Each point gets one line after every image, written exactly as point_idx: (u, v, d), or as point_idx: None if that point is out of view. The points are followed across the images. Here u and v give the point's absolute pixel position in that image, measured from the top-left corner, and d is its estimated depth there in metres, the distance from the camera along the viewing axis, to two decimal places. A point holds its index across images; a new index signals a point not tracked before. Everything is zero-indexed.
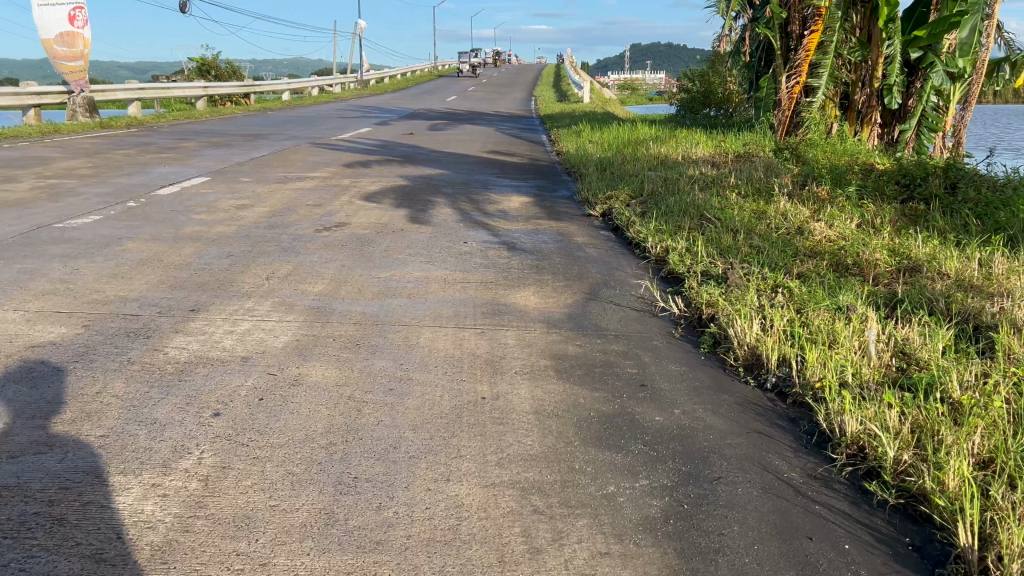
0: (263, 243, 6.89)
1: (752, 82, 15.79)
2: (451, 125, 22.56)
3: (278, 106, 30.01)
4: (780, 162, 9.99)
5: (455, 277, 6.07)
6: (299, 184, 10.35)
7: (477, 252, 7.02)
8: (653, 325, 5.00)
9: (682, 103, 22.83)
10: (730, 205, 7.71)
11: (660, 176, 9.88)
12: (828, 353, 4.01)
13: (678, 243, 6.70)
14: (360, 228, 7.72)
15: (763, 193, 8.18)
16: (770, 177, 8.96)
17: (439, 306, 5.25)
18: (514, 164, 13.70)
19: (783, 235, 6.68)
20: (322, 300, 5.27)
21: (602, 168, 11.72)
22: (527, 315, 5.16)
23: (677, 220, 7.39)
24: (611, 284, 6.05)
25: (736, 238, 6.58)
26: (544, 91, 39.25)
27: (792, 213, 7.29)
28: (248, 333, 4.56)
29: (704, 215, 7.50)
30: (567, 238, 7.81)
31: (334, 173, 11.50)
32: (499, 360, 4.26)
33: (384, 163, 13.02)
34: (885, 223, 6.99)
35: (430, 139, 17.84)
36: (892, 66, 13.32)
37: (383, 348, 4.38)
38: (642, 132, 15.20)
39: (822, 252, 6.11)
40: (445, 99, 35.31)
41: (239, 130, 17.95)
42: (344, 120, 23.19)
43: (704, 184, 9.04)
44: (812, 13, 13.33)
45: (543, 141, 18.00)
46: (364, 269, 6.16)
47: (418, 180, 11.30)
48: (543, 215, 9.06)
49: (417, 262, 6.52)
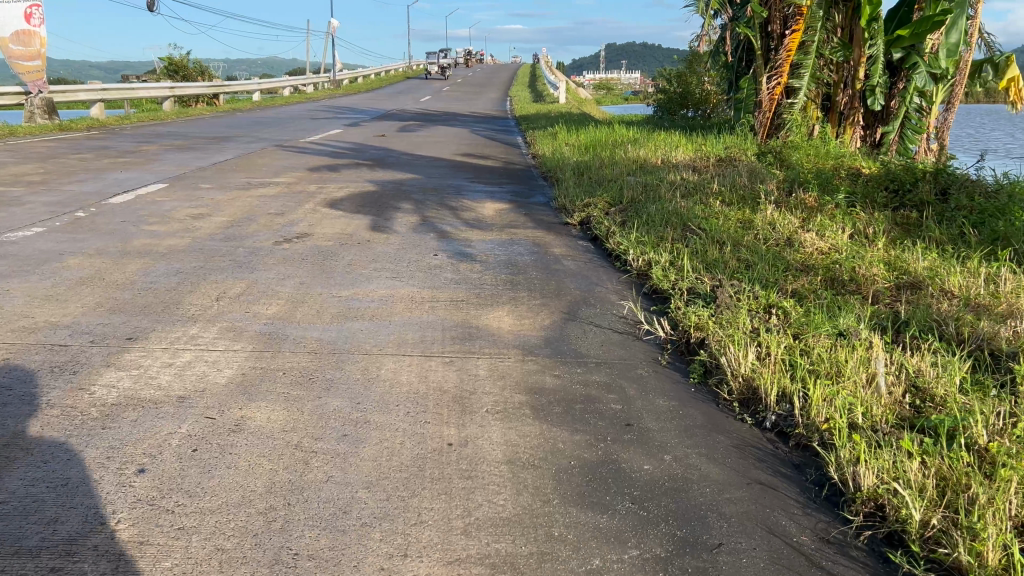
0: (217, 258, 6.40)
1: (731, 82, 15.48)
2: (425, 126, 22.09)
3: (247, 107, 29.32)
4: (763, 167, 9.66)
5: (423, 296, 5.63)
6: (261, 190, 9.85)
7: (447, 265, 6.58)
8: (637, 351, 4.59)
9: (659, 104, 22.53)
10: (715, 214, 7.34)
11: (641, 181, 9.50)
12: (833, 389, 3.62)
13: (661, 256, 6.32)
14: (323, 239, 7.25)
15: (749, 200, 7.82)
16: (755, 183, 8.61)
17: (404, 332, 4.80)
18: (489, 168, 13.27)
19: (772, 246, 6.31)
20: (275, 325, 4.80)
21: (580, 172, 11.33)
22: (500, 340, 4.73)
23: (659, 230, 7.00)
24: (590, 302, 5.63)
25: (723, 250, 6.19)
26: (519, 91, 38.83)
27: (780, 222, 6.94)
28: (188, 366, 4.09)
29: (688, 224, 7.12)
30: (543, 249, 7.39)
31: (300, 178, 10.99)
32: (468, 397, 3.83)
33: (354, 167, 12.54)
34: (877, 233, 6.65)
35: (402, 141, 17.38)
36: (875, 66, 13.06)
37: (338, 384, 3.92)
38: (620, 133, 14.84)
39: (816, 266, 5.75)
40: (419, 99, 34.79)
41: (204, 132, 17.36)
42: (315, 121, 22.62)
43: (686, 190, 8.67)
44: (794, 12, 13.14)
45: (519, 143, 17.59)
46: (324, 288, 5.70)
47: (388, 186, 10.83)
48: (517, 223, 8.64)
49: (382, 278, 6.07)
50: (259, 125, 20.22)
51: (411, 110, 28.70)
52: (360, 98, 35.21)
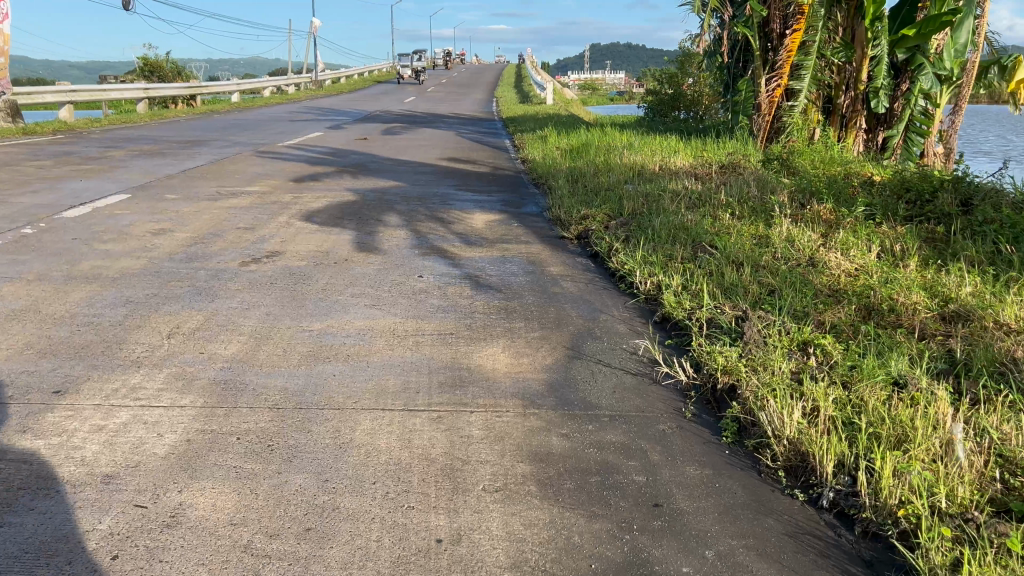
0: (174, 283, 5.71)
1: (728, 85, 14.88)
2: (409, 129, 21.38)
3: (226, 109, 28.49)
4: (770, 175, 9.05)
5: (406, 328, 4.97)
6: (232, 201, 9.15)
7: (433, 289, 5.91)
8: (656, 400, 3.93)
9: (650, 106, 21.91)
10: (726, 230, 6.73)
11: (640, 191, 8.87)
12: (903, 458, 3.00)
13: (672, 278, 5.69)
14: (296, 259, 6.58)
15: (760, 214, 7.20)
16: (764, 194, 8.00)
17: (384, 377, 4.13)
18: (477, 174, 12.62)
19: (794, 268, 5.69)
20: (233, 371, 4.12)
21: (573, 179, 10.69)
22: (496, 385, 4.06)
23: (666, 248, 6.36)
24: (597, 335, 4.98)
25: (742, 273, 5.56)
26: (505, 92, 38.14)
27: (799, 240, 6.33)
28: (122, 429, 3.40)
29: (698, 242, 6.49)
30: (539, 268, 6.74)
31: (275, 187, 10.30)
32: (460, 469, 3.17)
33: (333, 174, 11.85)
34: (907, 252, 6.05)
35: (385, 145, 16.69)
36: (879, 67, 12.46)
37: (303, 453, 3.25)
38: (613, 137, 14.21)
39: (848, 292, 5.13)
40: (402, 101, 34.04)
41: (177, 136, 16.62)
42: (295, 123, 21.85)
43: (690, 201, 8.04)
44: (795, 10, 12.58)
45: (507, 147, 16.94)
46: (293, 320, 5.03)
47: (369, 195, 10.15)
48: (509, 237, 7.99)
49: (360, 306, 5.40)
50: (236, 128, 19.47)
51: (395, 112, 27.95)
52: (342, 99, 34.42)
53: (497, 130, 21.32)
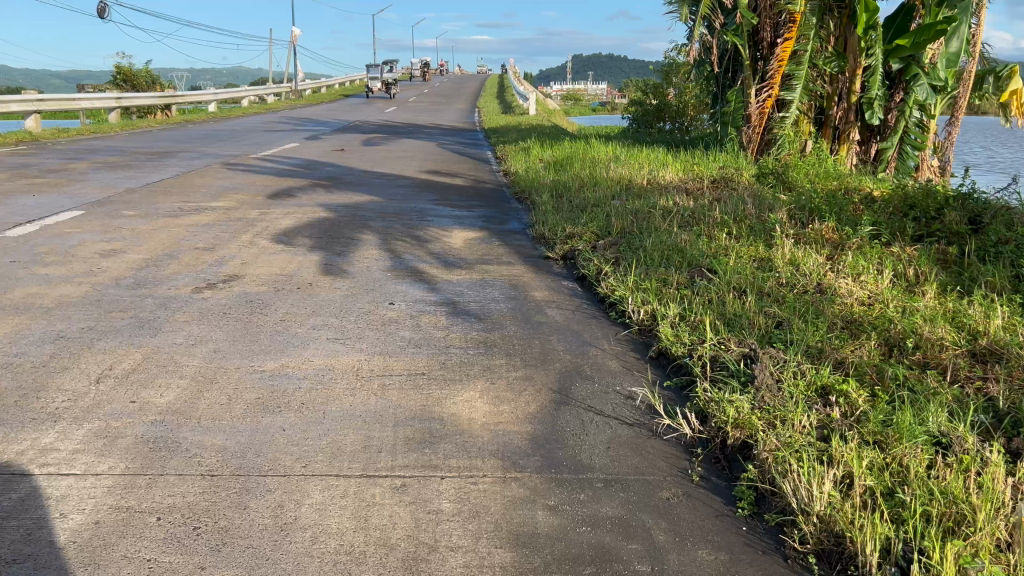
0: (114, 313, 5.13)
1: (716, 96, 14.45)
2: (388, 139, 20.81)
3: (201, 118, 27.80)
4: (765, 190, 8.56)
5: (372, 368, 4.41)
6: (194, 218, 8.55)
7: (405, 318, 5.34)
8: (658, 459, 3.39)
9: (634, 117, 21.46)
10: (724, 252, 6.22)
11: (628, 207, 8.35)
12: (964, 549, 2.48)
13: (669, 307, 5.18)
14: (255, 285, 6.01)
15: (759, 233, 6.69)
16: (761, 211, 7.50)
17: (341, 432, 3.56)
18: (456, 187, 12.08)
19: (802, 296, 5.19)
20: (166, 425, 3.54)
21: (557, 194, 10.16)
22: (470, 441, 3.51)
23: (659, 272, 5.85)
24: (587, 375, 4.43)
25: (745, 303, 5.05)
26: (487, 102, 37.58)
27: (805, 263, 5.83)
28: (18, 507, 2.82)
29: (694, 265, 5.98)
30: (523, 293, 6.19)
31: (242, 202, 9.70)
32: (425, 560, 2.61)
33: (305, 187, 11.27)
34: (922, 279, 5.56)
35: (362, 156, 16.12)
36: (873, 78, 12.07)
37: (234, 540, 2.68)
38: (598, 149, 13.72)
39: (863, 326, 4.63)
40: (382, 110, 33.49)
41: (145, 147, 15.98)
42: (270, 134, 21.22)
43: (683, 219, 7.52)
44: (786, 18, 12.15)
45: (488, 158, 16.41)
46: (245, 358, 4.45)
47: (342, 211, 9.57)
48: (491, 257, 7.45)
49: (321, 340, 4.83)
50: (209, 138, 18.83)
51: (375, 122, 27.37)
52: (322, 109, 33.81)
53: (479, 141, 20.80)
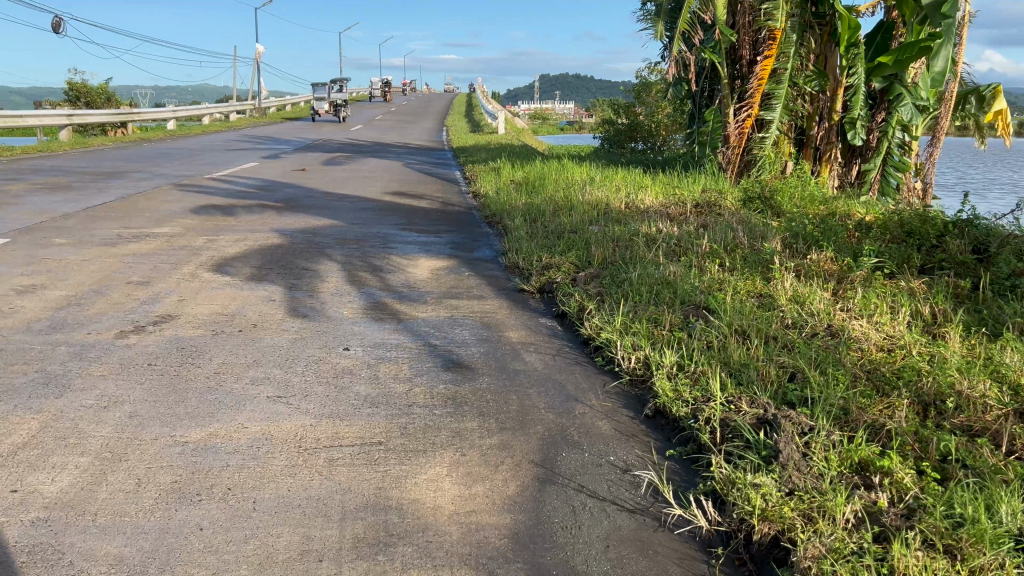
0: (17, 366, 4.37)
1: (693, 116, 13.98)
2: (352, 159, 20.11)
3: (158, 136, 26.84)
4: (753, 216, 8.02)
5: (319, 437, 3.71)
6: (132, 246, 7.78)
7: (361, 368, 4.63)
8: (670, 564, 2.73)
9: (606, 136, 20.95)
10: (719, 287, 5.61)
11: (608, 234, 7.75)
12: None
13: (665, 355, 4.55)
14: (191, 328, 5.27)
15: (755, 265, 6.11)
16: (752, 239, 6.94)
17: (273, 533, 2.85)
18: (422, 210, 11.41)
19: (814, 341, 4.60)
20: (50, 526, 2.81)
21: (531, 218, 9.54)
22: (436, 542, 2.82)
23: (650, 310, 5.23)
24: (575, 441, 3.76)
25: (752, 350, 4.44)
26: (455, 121, 37.03)
27: (811, 302, 5.24)
28: None
29: (688, 302, 5.36)
30: (496, 333, 5.51)
31: (189, 228, 8.93)
32: None
33: (260, 210, 10.53)
34: (942, 319, 5.00)
35: (324, 177, 15.39)
36: (856, 97, 11.62)
37: None
38: (572, 170, 13.14)
39: (890, 379, 4.03)
40: (347, 129, 32.77)
41: (92, 168, 15.11)
42: (228, 153, 20.40)
43: (669, 248, 6.90)
44: (766, 35, 11.69)
45: (456, 179, 15.78)
46: (166, 426, 3.72)
47: (298, 237, 8.82)
48: (460, 289, 6.77)
49: (260, 399, 4.11)
50: (162, 158, 17.99)
51: (339, 141, 26.64)
52: (285, 127, 32.94)
53: (446, 161, 20.17)
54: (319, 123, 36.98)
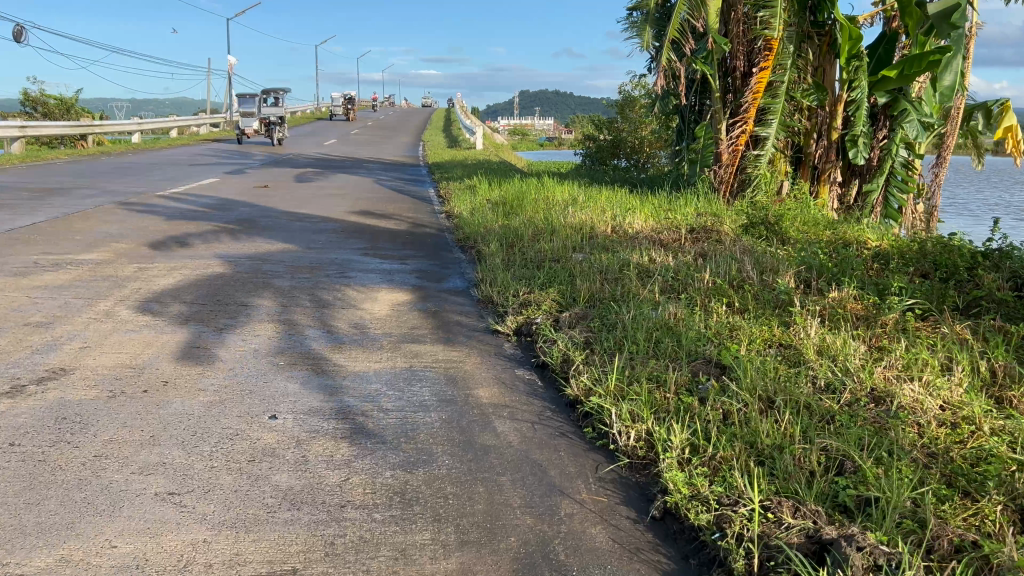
0: None
1: (681, 132, 13.14)
2: (321, 175, 19.12)
3: (119, 150, 25.68)
4: (757, 245, 7.10)
5: (208, 564, 2.70)
6: (46, 276, 6.75)
7: (286, 447, 3.65)
8: None
9: (588, 152, 20.06)
10: (732, 337, 4.68)
11: (596, 265, 6.81)
12: None
13: (675, 431, 3.59)
14: (82, 387, 4.25)
15: (769, 307, 5.18)
16: (761, 273, 6.01)
17: None
18: (389, 232, 10.44)
19: (858, 414, 3.67)
20: None
21: (508, 243, 8.62)
22: None
23: (650, 364, 4.30)
24: (561, 562, 2.80)
25: (784, 425, 3.53)
26: (432, 136, 36.09)
27: (845, 357, 4.32)
28: None
29: (695, 355, 4.43)
30: (462, 390, 4.54)
31: (119, 255, 7.86)
32: None
33: (207, 233, 9.52)
34: (1008, 381, 4.08)
35: (287, 194, 14.38)
36: (858, 113, 10.83)
37: None
38: (552, 188, 12.25)
39: (970, 471, 3.11)
40: (321, 143, 31.78)
41: (34, 183, 14.02)
42: (190, 168, 19.32)
43: (666, 283, 5.97)
44: (762, 46, 10.91)
45: (430, 197, 14.84)
46: (0, 548, 2.72)
47: (243, 265, 7.78)
48: (423, 332, 5.79)
49: (143, 498, 3.10)
50: (117, 173, 16.90)
51: (310, 156, 25.63)
52: (249, 142, 31.10)
53: (421, 177, 19.25)
54: (247, 144, 30.60)
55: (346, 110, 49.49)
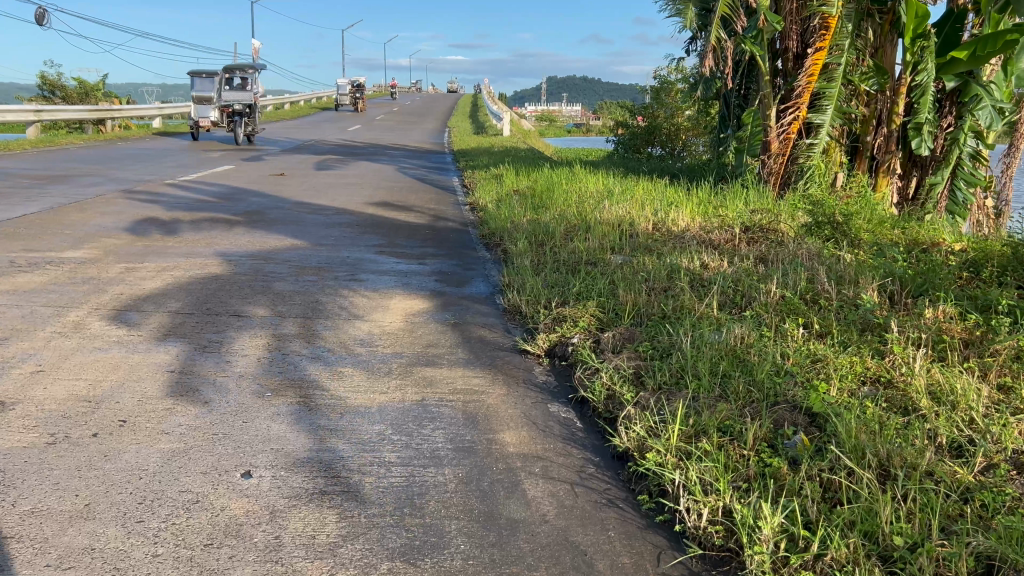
0: None
1: (726, 119, 12.17)
2: (342, 161, 18.37)
3: (138, 135, 25.03)
4: (827, 250, 6.16)
5: None
6: (18, 279, 5.99)
7: (257, 523, 2.84)
8: None
9: (620, 139, 19.12)
10: (819, 376, 3.76)
11: (640, 272, 5.91)
12: None
13: (760, 513, 2.73)
14: (17, 431, 3.45)
15: (859, 337, 4.24)
16: (840, 287, 5.05)
17: None
18: (408, 227, 9.61)
19: (1008, 497, 2.74)
20: None
21: (536, 241, 7.77)
22: None
23: (718, 409, 3.45)
24: None
25: (908, 511, 2.66)
26: (459, 122, 35.30)
27: (969, 405, 3.39)
28: None
29: (773, 399, 3.56)
30: (483, 434, 3.70)
31: (108, 253, 7.09)
32: None
33: (211, 227, 8.75)
34: None
35: (304, 183, 13.61)
36: (923, 99, 9.79)
37: None
38: (585, 179, 11.38)
39: None
40: (346, 129, 31.11)
41: (39, 170, 13.34)
42: (206, 154, 18.60)
43: (726, 298, 5.06)
44: (817, 24, 10.00)
45: (455, 187, 14.02)
46: None
47: (243, 265, 6.99)
48: (440, 349, 4.95)
49: None
50: (128, 160, 16.19)
51: (333, 142, 24.89)
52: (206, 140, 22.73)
53: (446, 165, 18.47)
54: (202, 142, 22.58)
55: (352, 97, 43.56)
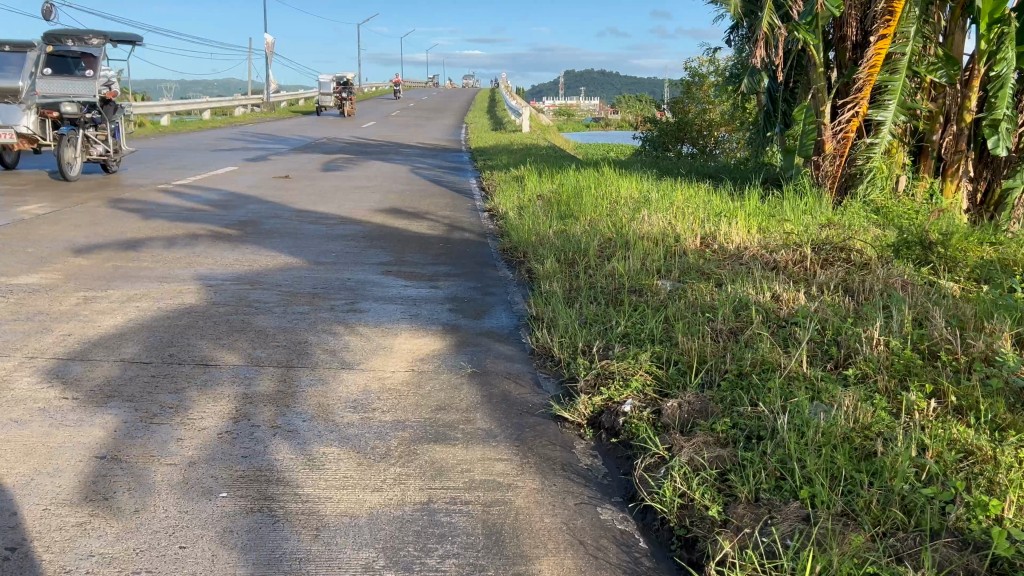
0: None
1: (771, 116, 11.03)
2: (353, 161, 17.38)
3: (143, 134, 24.15)
4: (925, 281, 5.02)
5: None
6: None
7: None
8: None
9: (648, 136, 17.96)
10: (988, 490, 2.65)
11: (700, 308, 4.80)
12: None
13: None
14: None
15: (1021, 421, 3.11)
16: (968, 339, 3.90)
17: None
18: (420, 240, 8.58)
19: None
20: None
21: (565, 258, 6.74)
22: None
23: (851, 542, 2.42)
24: None
25: None
26: (478, 118, 34.15)
27: None
28: None
29: (923, 524, 2.52)
30: (509, 565, 2.65)
31: (69, 278, 6.10)
32: None
33: (197, 241, 7.76)
34: None
35: (310, 187, 12.63)
36: (1002, 93, 8.63)
37: None
38: (617, 182, 10.30)
39: None
40: (360, 126, 30.10)
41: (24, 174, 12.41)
42: (211, 154, 17.63)
43: (819, 351, 3.96)
44: (880, 8, 8.88)
45: (473, 189, 13.00)
46: None
47: (225, 291, 5.99)
48: (454, 414, 3.89)
49: None
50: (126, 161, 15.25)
51: (346, 140, 23.90)
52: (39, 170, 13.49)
53: (464, 165, 17.47)
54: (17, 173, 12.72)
55: (336, 95, 35.56)
